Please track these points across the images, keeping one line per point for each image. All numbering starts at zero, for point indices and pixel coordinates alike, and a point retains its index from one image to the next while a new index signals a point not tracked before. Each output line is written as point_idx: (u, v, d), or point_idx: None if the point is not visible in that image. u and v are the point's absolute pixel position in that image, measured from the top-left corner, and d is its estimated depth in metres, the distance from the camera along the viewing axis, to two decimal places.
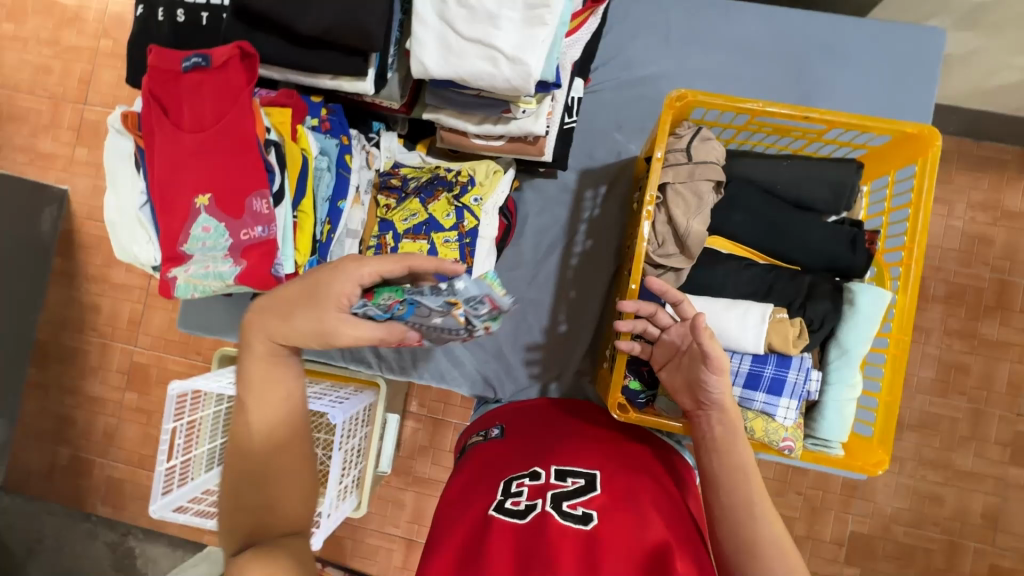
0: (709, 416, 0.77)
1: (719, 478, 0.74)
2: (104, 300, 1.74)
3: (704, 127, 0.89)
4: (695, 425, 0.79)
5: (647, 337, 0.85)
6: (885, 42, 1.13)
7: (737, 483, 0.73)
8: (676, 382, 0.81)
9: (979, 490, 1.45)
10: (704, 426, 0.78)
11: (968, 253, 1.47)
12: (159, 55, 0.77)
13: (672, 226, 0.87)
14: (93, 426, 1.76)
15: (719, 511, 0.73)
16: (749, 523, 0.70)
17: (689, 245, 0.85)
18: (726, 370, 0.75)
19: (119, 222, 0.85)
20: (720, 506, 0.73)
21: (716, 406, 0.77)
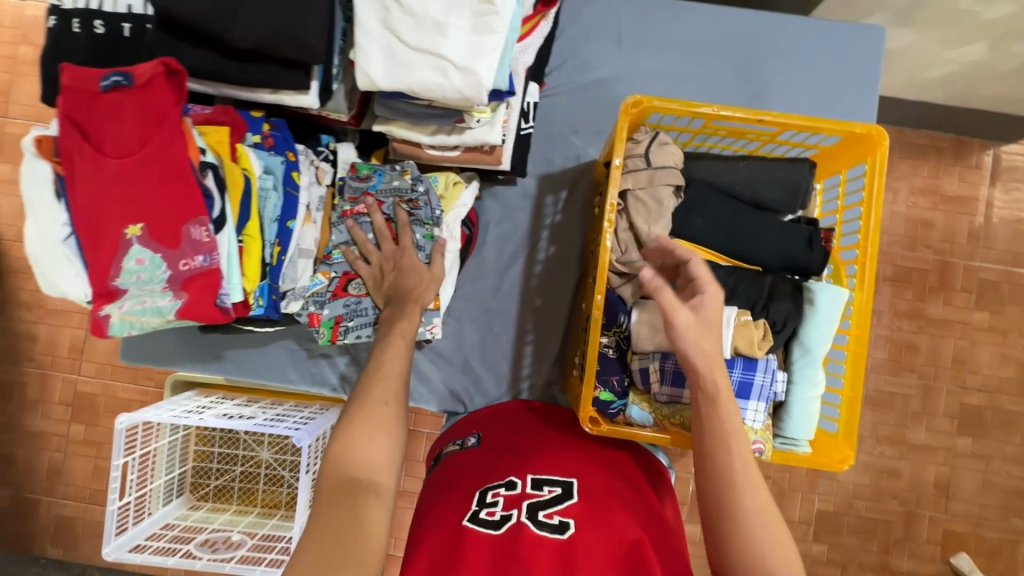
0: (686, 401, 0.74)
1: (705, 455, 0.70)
2: (40, 328, 1.62)
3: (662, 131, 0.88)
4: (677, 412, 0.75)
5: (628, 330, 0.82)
6: (829, 39, 1.16)
7: (722, 469, 0.69)
8: None
9: (932, 461, 1.52)
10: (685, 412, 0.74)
11: (913, 237, 1.54)
12: (72, 72, 0.69)
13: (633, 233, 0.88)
14: (36, 463, 1.64)
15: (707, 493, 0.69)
16: (736, 502, 0.67)
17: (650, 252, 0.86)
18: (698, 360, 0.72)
19: (41, 256, 0.77)
20: (706, 497, 0.69)
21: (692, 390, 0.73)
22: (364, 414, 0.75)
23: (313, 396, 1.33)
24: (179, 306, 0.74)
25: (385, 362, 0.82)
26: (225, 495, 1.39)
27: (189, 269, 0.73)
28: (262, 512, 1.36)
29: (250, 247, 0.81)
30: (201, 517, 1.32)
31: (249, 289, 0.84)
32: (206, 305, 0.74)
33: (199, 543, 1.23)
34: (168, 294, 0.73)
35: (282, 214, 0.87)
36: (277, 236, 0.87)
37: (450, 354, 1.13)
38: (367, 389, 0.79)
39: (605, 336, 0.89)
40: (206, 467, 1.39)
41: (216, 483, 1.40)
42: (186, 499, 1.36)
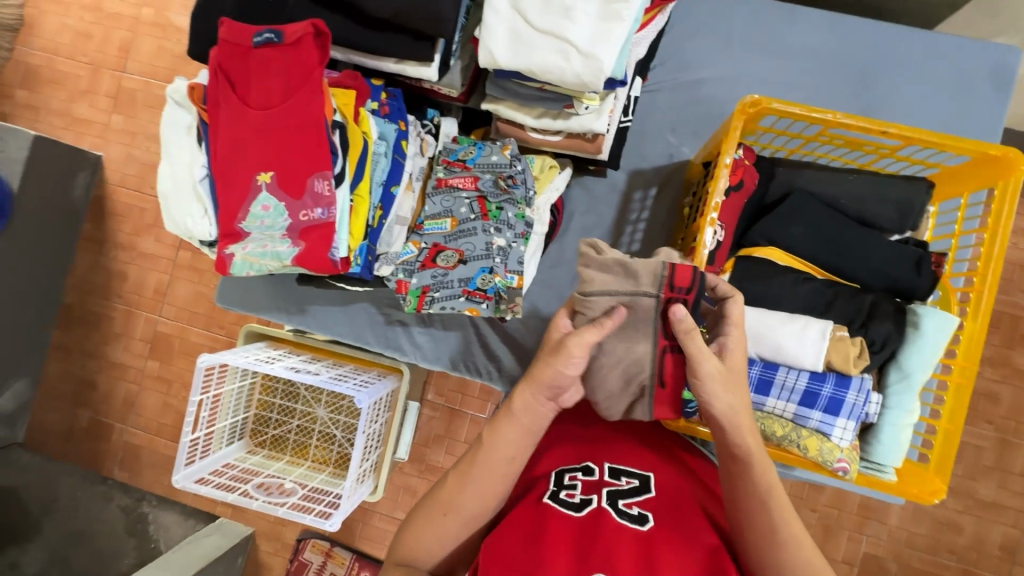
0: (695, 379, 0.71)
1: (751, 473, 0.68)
2: (131, 269, 1.76)
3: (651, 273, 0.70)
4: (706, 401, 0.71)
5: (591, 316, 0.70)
6: (951, 59, 1.10)
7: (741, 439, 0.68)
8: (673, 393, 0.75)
9: (999, 521, 1.42)
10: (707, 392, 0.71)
11: (1007, 280, 1.44)
12: (230, 28, 0.76)
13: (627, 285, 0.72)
14: (114, 391, 1.78)
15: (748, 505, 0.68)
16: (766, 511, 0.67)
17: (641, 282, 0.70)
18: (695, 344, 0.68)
19: (174, 194, 0.84)
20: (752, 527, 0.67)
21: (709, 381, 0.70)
22: (435, 515, 0.74)
23: (373, 361, 1.37)
24: (295, 253, 0.78)
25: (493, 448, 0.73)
26: (280, 445, 1.46)
27: (307, 219, 0.78)
28: (313, 466, 1.42)
29: (360, 206, 0.84)
30: (258, 462, 1.41)
31: (352, 247, 0.86)
32: (319, 254, 0.78)
33: (256, 484, 1.31)
34: (286, 241, 0.78)
35: (387, 179, 0.90)
36: (380, 200, 0.90)
37: (521, 337, 1.15)
38: (456, 493, 0.73)
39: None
40: (267, 416, 1.45)
41: (273, 433, 1.46)
42: (246, 444, 1.45)
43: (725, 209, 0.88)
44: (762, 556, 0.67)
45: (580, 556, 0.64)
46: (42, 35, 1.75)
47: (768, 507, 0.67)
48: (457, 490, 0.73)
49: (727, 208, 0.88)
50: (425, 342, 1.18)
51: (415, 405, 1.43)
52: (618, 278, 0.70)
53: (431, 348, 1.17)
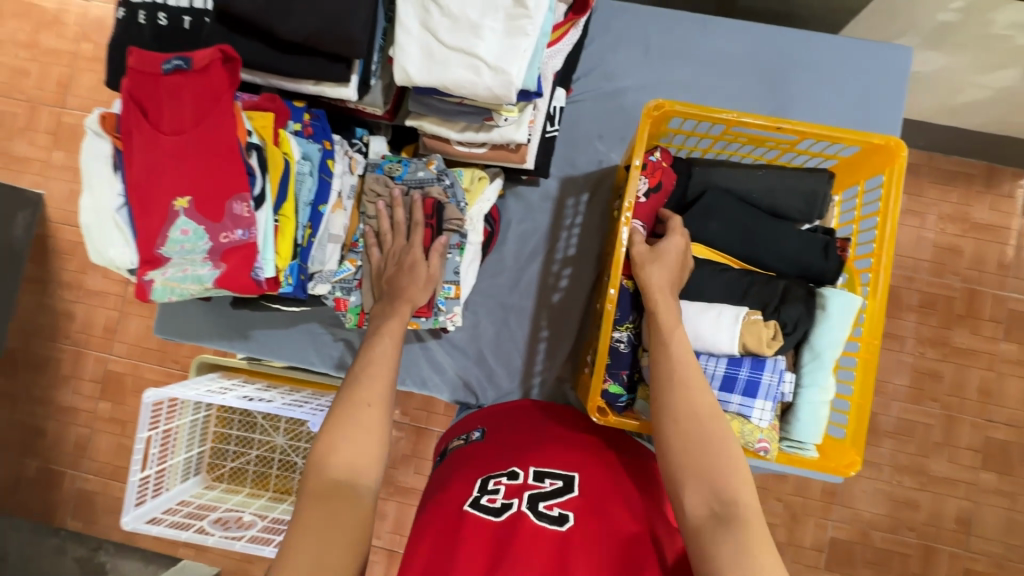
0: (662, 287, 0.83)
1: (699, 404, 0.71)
2: (79, 307, 1.70)
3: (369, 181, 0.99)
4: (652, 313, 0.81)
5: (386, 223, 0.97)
6: (854, 59, 1.17)
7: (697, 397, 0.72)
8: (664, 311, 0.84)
9: (953, 495, 1.48)
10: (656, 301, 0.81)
11: (939, 263, 1.52)
12: (138, 57, 0.75)
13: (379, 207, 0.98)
14: (65, 437, 1.71)
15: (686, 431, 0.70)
16: (713, 450, 0.68)
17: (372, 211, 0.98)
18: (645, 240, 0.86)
19: (94, 224, 0.82)
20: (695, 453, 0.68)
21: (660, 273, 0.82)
22: (351, 415, 0.75)
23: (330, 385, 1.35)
24: (216, 275, 0.80)
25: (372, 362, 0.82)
26: (239, 477, 1.42)
27: (228, 241, 0.79)
28: (273, 496, 1.39)
29: (286, 225, 0.86)
30: (215, 497, 1.36)
31: (281, 267, 0.87)
32: (243, 276, 0.80)
33: (212, 520, 1.27)
34: (207, 264, 0.79)
35: (315, 198, 0.91)
36: (309, 219, 0.91)
37: (465, 346, 1.17)
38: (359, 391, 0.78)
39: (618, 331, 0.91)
40: (224, 448, 1.42)
41: (232, 465, 1.42)
42: (202, 479, 1.40)
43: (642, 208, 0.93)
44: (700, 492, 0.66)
45: (492, 560, 0.65)
46: None
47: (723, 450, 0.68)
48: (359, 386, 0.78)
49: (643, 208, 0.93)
50: None
51: None
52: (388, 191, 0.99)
53: None
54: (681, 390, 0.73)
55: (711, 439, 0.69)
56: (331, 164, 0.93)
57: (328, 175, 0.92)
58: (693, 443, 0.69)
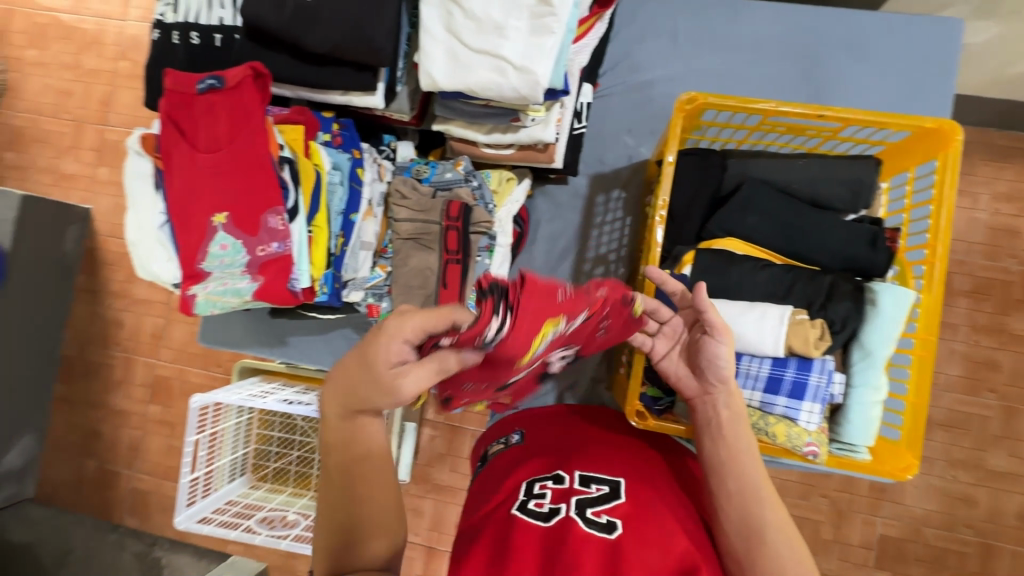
0: (716, 399, 0.76)
1: (722, 463, 0.72)
2: (128, 315, 1.78)
3: (396, 186, 0.98)
4: (698, 410, 0.78)
5: (420, 232, 0.96)
6: (898, 37, 1.11)
7: (747, 489, 0.70)
8: (679, 370, 0.80)
9: (1013, 491, 1.40)
10: (709, 410, 0.76)
11: (994, 246, 1.43)
12: (174, 78, 0.79)
13: (407, 214, 0.96)
14: (119, 439, 1.79)
15: (722, 496, 0.71)
16: (756, 508, 0.69)
17: (402, 219, 0.96)
18: (730, 338, 0.74)
19: (140, 241, 0.86)
20: (730, 520, 0.70)
21: (723, 384, 0.75)
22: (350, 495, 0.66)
23: None
24: (254, 289, 0.82)
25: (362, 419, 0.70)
26: (282, 478, 1.46)
27: (265, 254, 0.80)
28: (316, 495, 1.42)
29: (318, 237, 0.87)
30: (260, 496, 1.40)
31: (316, 276, 0.89)
32: (279, 287, 0.82)
33: (258, 519, 1.30)
34: (246, 277, 0.81)
35: (346, 207, 0.92)
36: (341, 228, 0.92)
37: None
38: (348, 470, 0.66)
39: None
40: (267, 449, 1.47)
41: (275, 465, 1.47)
42: (247, 479, 1.44)
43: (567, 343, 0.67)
44: (747, 553, 0.68)
45: (546, 563, 0.65)
46: (25, 97, 1.79)
47: (762, 507, 0.69)
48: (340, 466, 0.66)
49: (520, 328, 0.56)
50: None
51: (411, 425, 1.43)
52: (416, 199, 0.97)
53: None
54: (733, 484, 0.70)
55: (769, 531, 0.67)
56: (360, 173, 0.94)
57: (359, 181, 0.93)
58: (737, 508, 0.69)
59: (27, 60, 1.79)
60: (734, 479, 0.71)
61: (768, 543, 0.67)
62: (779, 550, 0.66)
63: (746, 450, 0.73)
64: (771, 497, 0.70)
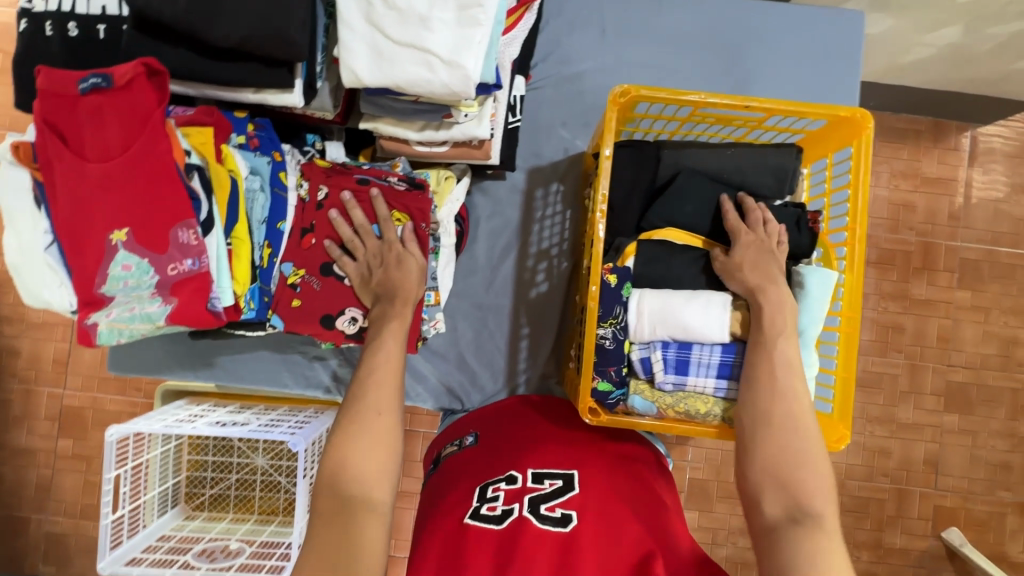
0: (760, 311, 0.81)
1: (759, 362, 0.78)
2: (22, 342, 1.57)
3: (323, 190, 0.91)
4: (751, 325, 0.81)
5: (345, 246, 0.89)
6: (808, 27, 1.17)
7: (783, 376, 0.76)
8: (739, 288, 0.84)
9: (920, 439, 1.55)
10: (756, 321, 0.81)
11: (895, 219, 1.56)
12: (48, 76, 0.68)
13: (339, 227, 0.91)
14: (24, 481, 1.59)
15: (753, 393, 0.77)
16: (775, 400, 0.75)
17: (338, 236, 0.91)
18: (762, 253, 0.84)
19: (23, 264, 0.74)
20: (753, 409, 0.76)
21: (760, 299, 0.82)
22: (359, 422, 0.72)
23: (307, 399, 1.29)
24: (168, 312, 0.73)
25: (376, 368, 0.77)
26: (221, 504, 1.35)
27: (177, 273, 0.72)
28: (260, 519, 1.33)
29: (240, 249, 0.80)
30: (197, 527, 1.29)
31: (240, 293, 0.81)
32: (196, 309, 0.74)
33: (196, 552, 1.20)
34: (156, 300, 0.73)
35: (270, 215, 0.85)
36: (266, 237, 0.85)
37: (445, 351, 1.13)
38: (369, 395, 0.74)
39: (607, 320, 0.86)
40: (200, 475, 1.35)
41: (211, 492, 1.35)
42: (181, 510, 1.32)
43: None
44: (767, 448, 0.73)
45: (500, 567, 0.64)
46: None
47: (783, 399, 0.75)
48: (375, 386, 0.75)
49: (400, 194, 0.91)
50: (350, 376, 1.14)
51: None
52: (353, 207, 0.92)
53: None
54: (748, 419, 0.76)
55: (793, 459, 0.71)
56: (282, 177, 0.87)
57: (281, 186, 0.87)
58: (760, 399, 0.76)
59: None
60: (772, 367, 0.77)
61: (792, 434, 0.73)
62: (795, 441, 0.72)
63: (770, 366, 0.77)
64: (803, 425, 0.73)
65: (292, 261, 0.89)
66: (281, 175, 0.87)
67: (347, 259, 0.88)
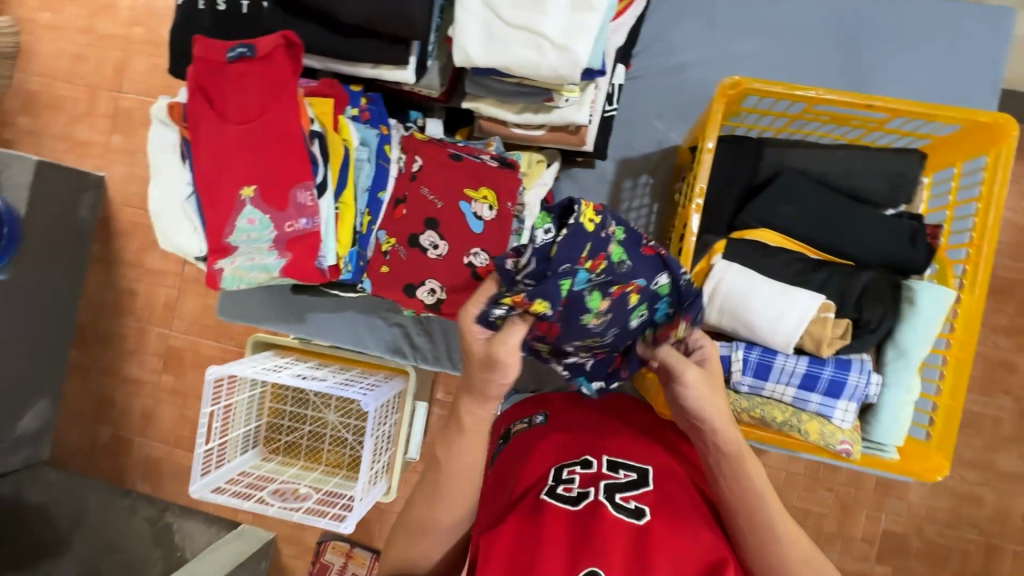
0: (702, 435, 0.74)
1: (737, 504, 0.71)
2: (141, 285, 1.77)
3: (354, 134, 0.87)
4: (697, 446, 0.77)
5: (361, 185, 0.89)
6: (941, 27, 1.07)
7: (759, 516, 0.69)
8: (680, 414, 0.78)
9: (1021, 492, 1.39)
10: (705, 446, 0.75)
11: (1020, 246, 1.39)
12: (204, 45, 0.76)
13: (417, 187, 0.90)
14: (132, 407, 1.80)
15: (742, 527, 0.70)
16: (774, 547, 0.68)
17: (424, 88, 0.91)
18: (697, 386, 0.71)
19: (165, 212, 0.84)
20: (748, 548, 0.70)
21: (706, 423, 0.73)
22: (411, 534, 0.75)
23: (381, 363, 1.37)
24: (282, 264, 0.81)
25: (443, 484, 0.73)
26: (293, 451, 1.44)
27: (293, 230, 0.80)
28: (327, 470, 1.41)
29: (345, 214, 0.86)
30: (272, 468, 1.41)
31: (341, 254, 0.88)
32: (307, 264, 0.81)
33: (271, 491, 1.30)
34: (274, 252, 0.80)
35: (373, 185, 0.92)
36: (368, 206, 0.92)
37: None
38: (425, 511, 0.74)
39: (594, 320, 0.67)
40: (280, 422, 1.45)
41: (286, 439, 1.44)
42: (260, 451, 1.44)
43: (489, 236, 0.91)
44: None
45: (575, 550, 0.64)
46: (38, 61, 1.76)
47: (781, 542, 0.68)
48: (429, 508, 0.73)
49: (490, 171, 0.92)
50: (425, 344, 1.22)
51: (423, 405, 1.41)
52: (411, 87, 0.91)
53: (430, 348, 1.21)
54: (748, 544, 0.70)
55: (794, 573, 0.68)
56: (389, 151, 0.92)
57: (386, 158, 0.92)
58: (758, 537, 0.69)
59: (40, 22, 1.75)
60: (747, 515, 0.70)
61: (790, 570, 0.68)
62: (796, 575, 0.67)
63: (757, 503, 0.70)
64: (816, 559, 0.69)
65: (387, 229, 0.93)
66: (387, 148, 0.92)
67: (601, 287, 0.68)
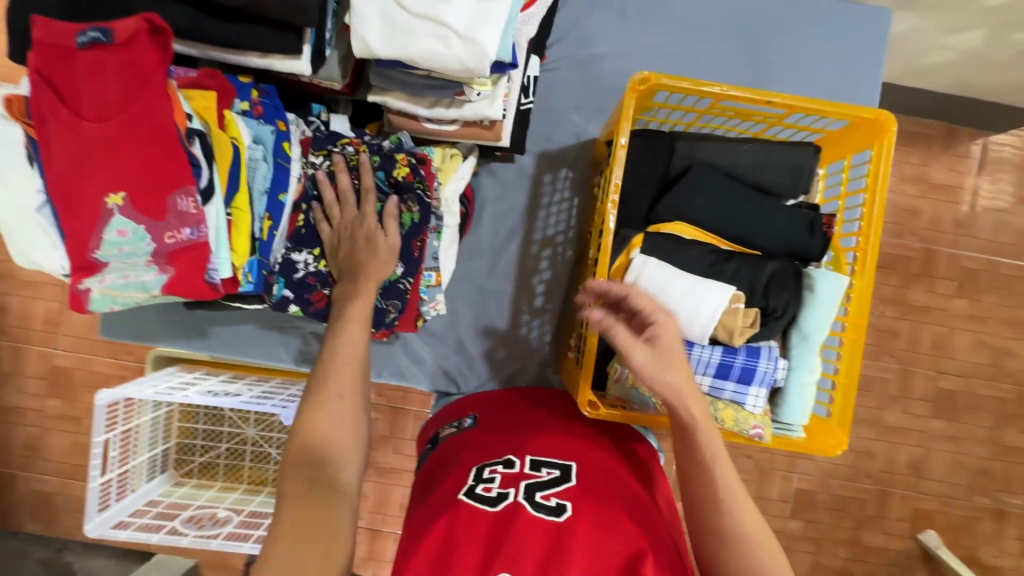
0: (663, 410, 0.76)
1: (704, 492, 0.73)
2: (11, 299, 1.53)
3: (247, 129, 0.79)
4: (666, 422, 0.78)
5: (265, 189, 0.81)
6: (829, 23, 1.13)
7: (721, 509, 0.71)
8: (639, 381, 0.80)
9: (905, 443, 1.56)
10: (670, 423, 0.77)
11: (899, 224, 1.54)
12: (45, 27, 0.65)
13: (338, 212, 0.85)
14: (12, 438, 1.57)
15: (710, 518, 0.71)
16: (734, 540, 0.69)
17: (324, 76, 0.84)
18: (647, 362, 0.74)
19: (12, 225, 0.71)
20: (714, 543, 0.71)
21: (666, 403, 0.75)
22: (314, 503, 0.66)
23: (300, 373, 1.28)
24: (164, 281, 0.73)
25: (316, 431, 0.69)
26: (210, 472, 1.33)
27: (174, 242, 0.71)
28: (249, 488, 1.32)
29: (240, 219, 0.79)
30: (186, 493, 1.28)
31: (239, 264, 0.81)
32: (194, 280, 0.73)
33: (185, 519, 1.21)
34: (151, 269, 0.72)
35: (272, 185, 0.83)
36: (267, 209, 0.83)
37: (443, 334, 1.12)
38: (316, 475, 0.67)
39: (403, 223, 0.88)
40: (191, 443, 1.33)
41: (201, 460, 1.33)
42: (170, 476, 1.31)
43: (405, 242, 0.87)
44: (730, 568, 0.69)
45: (488, 552, 0.63)
46: None
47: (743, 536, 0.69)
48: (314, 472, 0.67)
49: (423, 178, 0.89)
50: None
51: None
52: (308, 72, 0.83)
53: None
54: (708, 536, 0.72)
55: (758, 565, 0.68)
56: (287, 148, 0.84)
57: (285, 156, 0.84)
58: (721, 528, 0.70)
59: None
60: (711, 505, 0.71)
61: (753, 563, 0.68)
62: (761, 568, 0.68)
63: (720, 498, 0.71)
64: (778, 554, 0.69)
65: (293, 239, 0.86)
66: (285, 146, 0.84)
67: (324, 224, 0.84)
